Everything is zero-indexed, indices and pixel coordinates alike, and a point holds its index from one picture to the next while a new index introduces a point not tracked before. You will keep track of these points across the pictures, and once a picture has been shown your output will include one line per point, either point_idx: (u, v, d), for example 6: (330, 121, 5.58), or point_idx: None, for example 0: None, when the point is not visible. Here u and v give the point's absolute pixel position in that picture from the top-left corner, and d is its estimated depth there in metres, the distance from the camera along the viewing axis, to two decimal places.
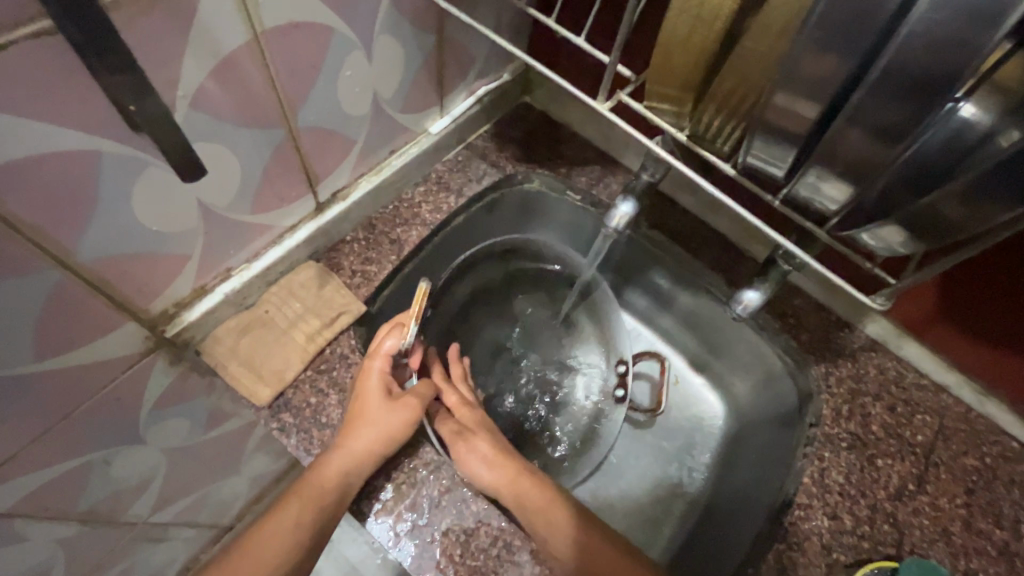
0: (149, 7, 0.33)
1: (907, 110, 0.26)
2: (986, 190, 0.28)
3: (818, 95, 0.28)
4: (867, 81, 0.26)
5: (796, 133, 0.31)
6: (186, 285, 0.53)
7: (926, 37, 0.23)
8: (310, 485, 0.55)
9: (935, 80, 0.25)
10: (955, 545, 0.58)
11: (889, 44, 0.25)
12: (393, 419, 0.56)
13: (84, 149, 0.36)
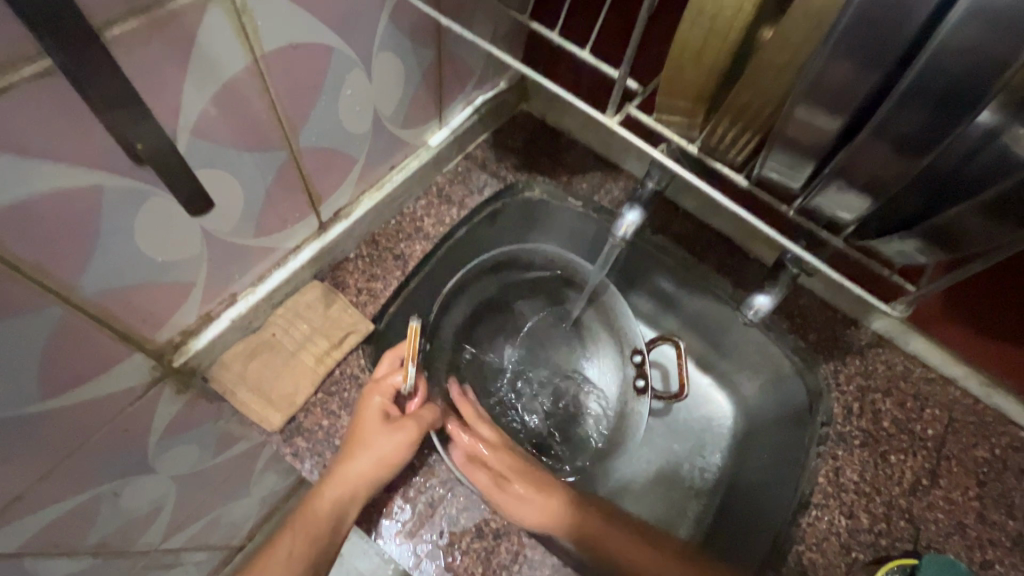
0: (151, 38, 0.32)
1: (934, 119, 0.26)
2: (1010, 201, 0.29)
3: (843, 106, 0.28)
4: (897, 91, 0.26)
5: (819, 142, 0.31)
6: (191, 312, 0.51)
7: (958, 48, 0.24)
8: (308, 512, 0.55)
9: (966, 88, 0.25)
10: (971, 538, 0.58)
11: (922, 53, 0.25)
12: (389, 444, 0.55)
13: (86, 186, 0.35)
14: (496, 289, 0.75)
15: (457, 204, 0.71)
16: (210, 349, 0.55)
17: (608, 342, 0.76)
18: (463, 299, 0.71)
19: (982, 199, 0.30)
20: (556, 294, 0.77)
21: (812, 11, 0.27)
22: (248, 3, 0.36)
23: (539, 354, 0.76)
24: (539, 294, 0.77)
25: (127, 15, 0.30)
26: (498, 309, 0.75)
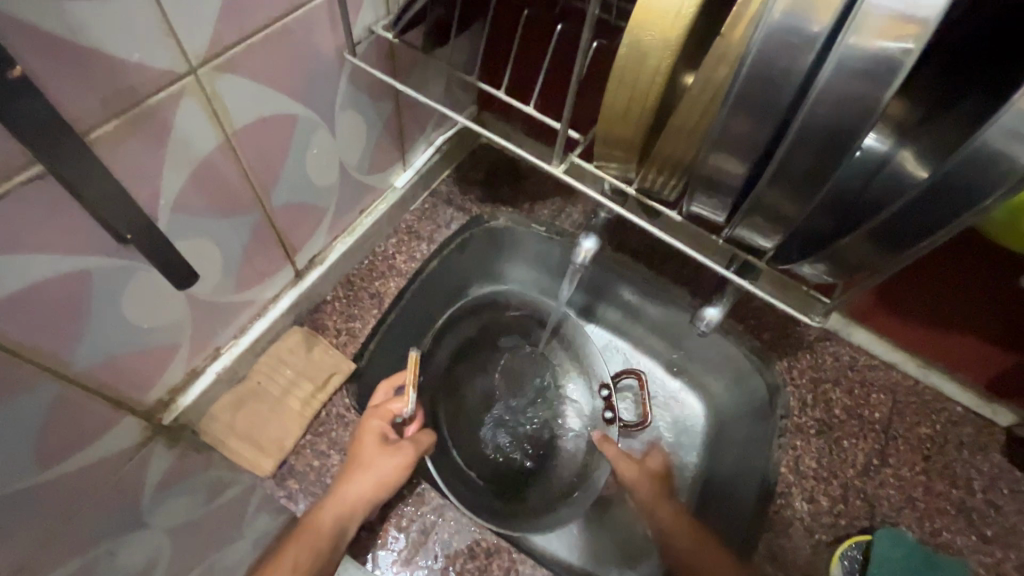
0: (129, 133, 0.35)
1: (822, 158, 0.31)
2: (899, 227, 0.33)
3: (746, 154, 0.33)
4: (791, 135, 0.31)
5: (732, 184, 0.35)
6: (178, 371, 0.54)
7: (830, 99, 0.29)
8: (303, 535, 0.53)
9: (843, 131, 0.30)
10: (920, 510, 0.64)
11: (806, 103, 0.30)
12: (387, 465, 0.57)
13: (75, 271, 0.37)
14: (472, 329, 0.79)
15: (426, 239, 0.75)
16: (198, 403, 0.57)
17: (577, 366, 0.79)
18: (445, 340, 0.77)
19: (876, 226, 0.33)
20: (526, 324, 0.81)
21: (710, 85, 0.32)
22: (218, 89, 0.39)
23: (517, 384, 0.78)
24: (510, 328, 0.81)
25: (108, 118, 0.34)
26: (474, 345, 0.79)
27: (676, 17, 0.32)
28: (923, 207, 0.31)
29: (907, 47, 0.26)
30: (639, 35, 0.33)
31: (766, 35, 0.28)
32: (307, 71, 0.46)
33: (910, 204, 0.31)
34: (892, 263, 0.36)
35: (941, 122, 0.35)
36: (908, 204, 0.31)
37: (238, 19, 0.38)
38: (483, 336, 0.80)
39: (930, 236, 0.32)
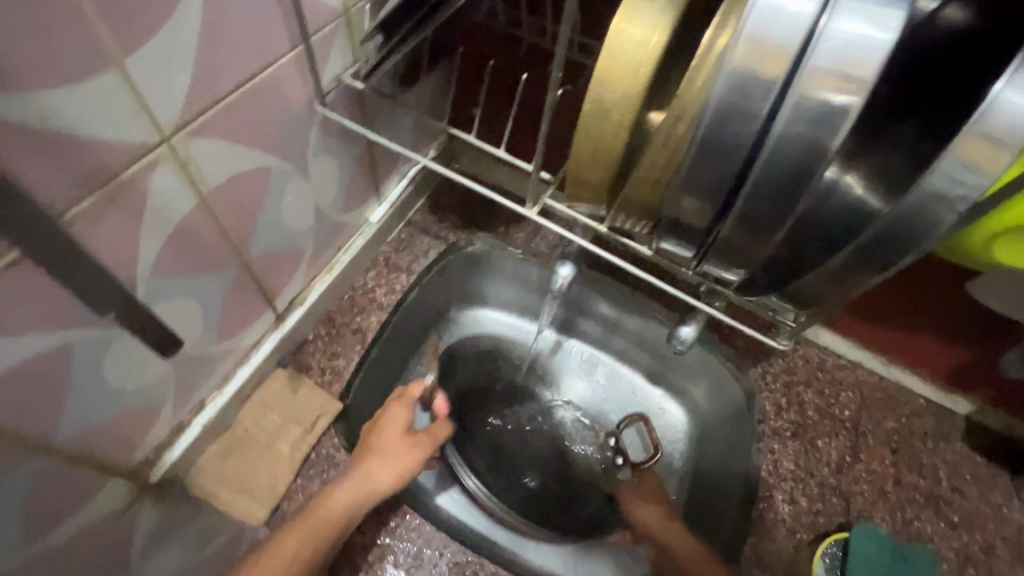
0: (106, 207, 0.35)
1: (783, 203, 0.31)
2: (864, 261, 0.32)
3: (710, 202, 0.32)
4: (750, 181, 0.31)
5: (695, 226, 0.35)
6: (163, 427, 0.53)
7: (785, 151, 0.29)
8: (313, 516, 0.52)
9: (800, 177, 0.30)
10: (892, 502, 0.68)
11: (762, 150, 0.30)
12: (406, 458, 0.56)
13: (52, 346, 0.37)
14: (479, 362, 0.82)
15: (405, 270, 0.76)
16: (186, 457, 0.57)
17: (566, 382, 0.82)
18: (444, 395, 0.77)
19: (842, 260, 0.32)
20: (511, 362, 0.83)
21: (670, 140, 0.33)
22: (193, 154, 0.40)
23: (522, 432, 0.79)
24: (507, 354, 0.83)
25: (83, 196, 0.34)
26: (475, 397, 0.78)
27: (637, 75, 0.33)
28: (887, 238, 0.30)
29: (851, 100, 0.27)
30: (604, 90, 0.34)
31: (725, 84, 0.28)
32: (277, 124, 0.47)
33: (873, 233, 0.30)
34: (848, 297, 0.36)
35: (888, 150, 0.35)
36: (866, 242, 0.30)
37: (208, 84, 0.38)
38: (487, 366, 0.82)
39: (887, 267, 0.32)
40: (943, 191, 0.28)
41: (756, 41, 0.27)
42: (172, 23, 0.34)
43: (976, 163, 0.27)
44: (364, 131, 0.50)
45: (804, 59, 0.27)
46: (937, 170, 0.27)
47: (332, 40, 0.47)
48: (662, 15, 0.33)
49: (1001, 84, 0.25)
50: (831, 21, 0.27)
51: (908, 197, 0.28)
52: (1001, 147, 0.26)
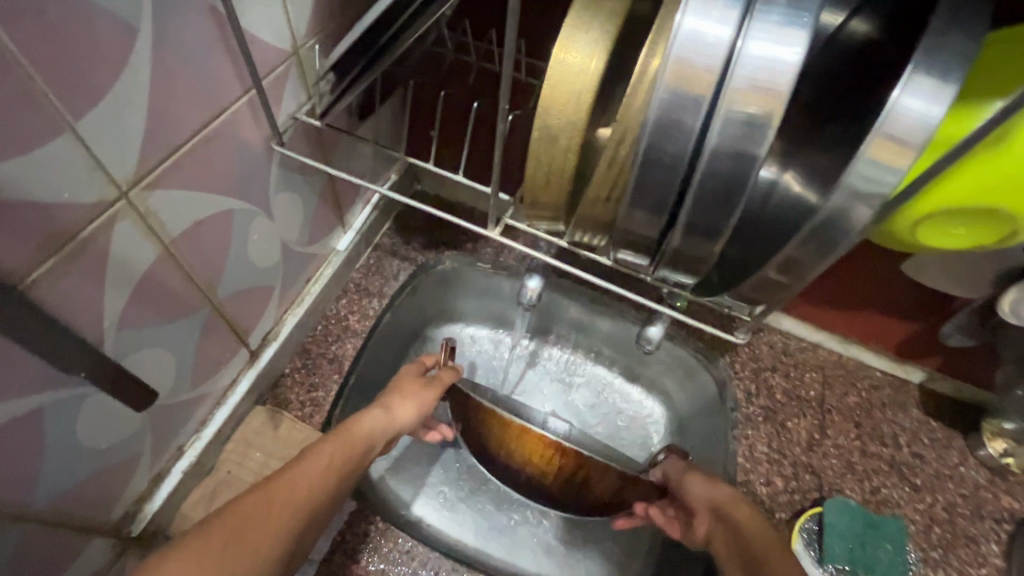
0: (68, 267, 0.35)
1: (721, 210, 0.33)
2: (800, 259, 0.33)
3: (657, 217, 0.35)
4: (691, 191, 0.32)
5: (646, 239, 0.37)
6: (142, 479, 0.52)
7: (718, 164, 0.31)
8: (340, 434, 0.49)
9: (734, 184, 0.31)
10: (860, 472, 0.71)
11: (700, 160, 0.31)
12: (427, 396, 0.58)
13: (22, 413, 0.36)
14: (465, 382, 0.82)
15: (376, 294, 0.77)
16: (167, 506, 0.55)
17: (551, 391, 0.83)
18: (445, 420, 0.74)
19: (779, 259, 0.34)
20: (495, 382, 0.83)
21: (614, 164, 0.35)
22: (152, 206, 0.40)
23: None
24: (490, 371, 0.84)
25: (43, 259, 0.34)
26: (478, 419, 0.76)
27: (578, 103, 0.35)
28: (820, 238, 0.31)
29: (772, 114, 0.29)
30: (549, 118, 0.36)
31: (660, 108, 0.30)
32: (236, 167, 0.47)
33: (805, 232, 0.31)
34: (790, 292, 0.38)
35: (816, 150, 0.38)
36: (798, 242, 0.32)
37: (163, 137, 0.39)
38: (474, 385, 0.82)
39: (824, 263, 0.33)
40: (860, 189, 0.28)
41: (683, 65, 0.29)
42: (121, 82, 0.34)
43: (886, 162, 0.27)
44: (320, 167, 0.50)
45: (727, 79, 0.29)
46: (855, 169, 0.28)
47: (284, 81, 0.48)
48: (598, 44, 0.35)
49: (898, 91, 0.26)
50: (746, 44, 0.28)
51: (830, 200, 0.29)
52: (906, 146, 0.27)
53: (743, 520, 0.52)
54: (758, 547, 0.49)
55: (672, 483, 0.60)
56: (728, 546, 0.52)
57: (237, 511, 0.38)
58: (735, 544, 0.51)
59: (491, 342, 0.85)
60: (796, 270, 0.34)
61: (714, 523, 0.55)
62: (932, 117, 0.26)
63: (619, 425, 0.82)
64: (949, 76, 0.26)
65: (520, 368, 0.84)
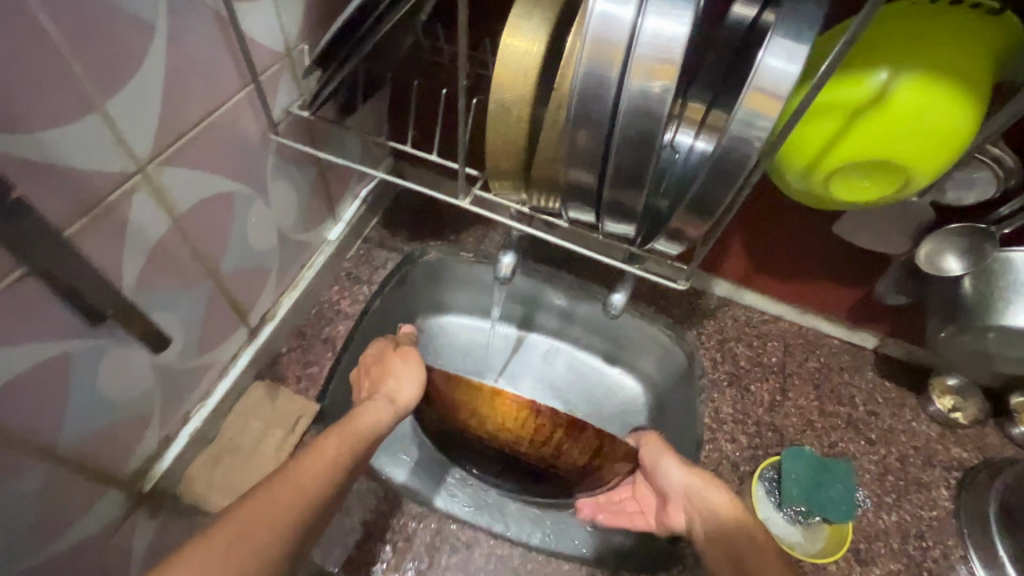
0: (95, 228, 0.41)
1: (642, 159, 0.39)
2: (710, 195, 0.39)
3: (592, 168, 0.41)
4: (615, 144, 0.39)
5: (587, 192, 0.44)
6: (153, 439, 0.58)
7: (634, 119, 0.37)
8: (344, 427, 0.54)
9: (649, 136, 0.38)
10: (818, 429, 0.76)
11: (618, 118, 0.37)
12: (416, 377, 0.64)
13: (54, 355, 0.42)
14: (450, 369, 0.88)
15: (366, 281, 0.83)
16: (174, 467, 0.60)
17: (532, 375, 0.88)
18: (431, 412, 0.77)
19: (692, 199, 0.40)
20: (479, 370, 0.88)
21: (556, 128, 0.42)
22: (164, 181, 0.46)
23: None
24: (475, 358, 0.89)
25: (76, 219, 0.40)
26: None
27: (525, 79, 0.42)
28: (721, 174, 0.37)
29: (668, 75, 0.35)
30: (502, 92, 0.43)
31: (582, 74, 0.36)
32: (236, 154, 0.54)
33: (708, 171, 0.37)
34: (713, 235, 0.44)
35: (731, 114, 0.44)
36: (703, 180, 0.38)
37: (175, 123, 0.45)
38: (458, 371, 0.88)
39: (728, 198, 0.39)
40: (745, 134, 0.35)
41: (598, 40, 0.35)
42: (141, 72, 0.41)
43: (760, 110, 0.34)
44: (312, 152, 0.57)
45: (632, 48, 0.35)
46: (735, 118, 0.35)
47: (278, 78, 0.55)
48: (538, 30, 0.42)
49: (762, 53, 0.33)
50: (644, 20, 0.35)
51: (720, 144, 0.36)
52: (774, 97, 0.33)
53: (721, 507, 0.57)
54: (738, 540, 0.54)
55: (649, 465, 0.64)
56: (704, 528, 0.57)
57: (243, 510, 0.43)
58: (714, 530, 0.56)
59: (474, 327, 0.91)
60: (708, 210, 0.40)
61: (689, 506, 0.60)
62: (791, 71, 0.33)
63: (598, 403, 0.87)
64: (802, 37, 0.33)
65: (503, 354, 0.90)
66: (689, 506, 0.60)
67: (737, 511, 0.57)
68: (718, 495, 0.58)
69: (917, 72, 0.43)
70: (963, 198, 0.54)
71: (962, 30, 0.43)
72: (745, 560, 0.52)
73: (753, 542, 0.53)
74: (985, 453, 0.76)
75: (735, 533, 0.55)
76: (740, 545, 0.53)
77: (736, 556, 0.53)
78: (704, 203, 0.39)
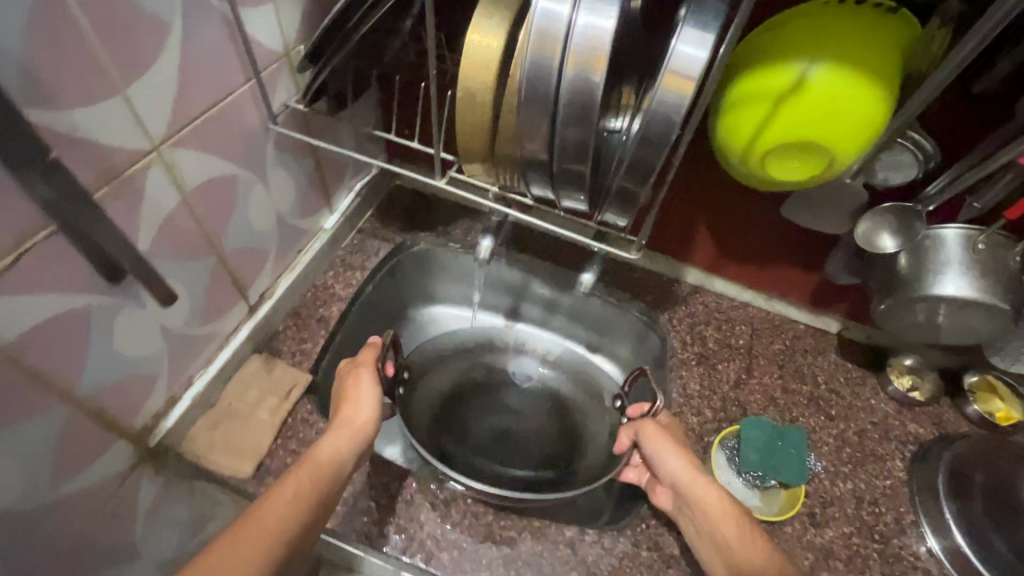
0: (113, 197, 0.48)
1: (585, 134, 0.45)
2: (643, 165, 0.45)
3: (544, 144, 0.47)
4: (560, 121, 0.45)
5: (542, 166, 0.50)
6: (158, 398, 0.63)
7: (574, 98, 0.43)
8: (303, 465, 0.56)
9: (588, 113, 0.44)
10: (781, 405, 0.81)
11: (562, 97, 0.44)
12: (369, 399, 0.62)
13: (77, 306, 0.48)
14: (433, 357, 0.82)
15: (359, 267, 0.89)
16: (177, 426, 0.66)
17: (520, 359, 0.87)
18: (420, 397, 0.78)
19: (629, 169, 0.46)
20: (465, 356, 0.85)
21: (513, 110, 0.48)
22: (175, 160, 0.53)
23: (508, 431, 0.79)
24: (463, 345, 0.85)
25: (99, 187, 0.47)
26: (452, 400, 0.80)
27: (487, 69, 0.48)
28: (649, 145, 0.43)
29: (598, 61, 0.42)
30: (468, 81, 0.49)
31: (528, 60, 0.43)
32: (239, 140, 0.60)
33: (638, 142, 0.43)
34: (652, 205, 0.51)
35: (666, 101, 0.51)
36: (634, 150, 0.44)
37: (185, 109, 0.52)
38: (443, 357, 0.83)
39: (658, 166, 0.45)
40: (667, 112, 0.41)
41: (542, 31, 0.42)
42: (158, 64, 0.48)
43: (676, 89, 0.40)
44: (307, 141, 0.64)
45: (570, 38, 0.42)
46: (655, 97, 0.41)
47: (278, 75, 0.62)
48: (499, 27, 0.48)
49: (675, 41, 0.39)
50: (577, 14, 0.41)
51: (646, 120, 0.42)
52: (687, 78, 0.40)
53: (711, 505, 0.60)
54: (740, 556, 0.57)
55: (652, 458, 0.65)
56: (694, 523, 0.61)
57: (209, 558, 0.47)
58: (706, 527, 0.60)
59: (460, 313, 0.96)
60: (644, 179, 0.46)
61: (679, 496, 0.63)
62: (700, 57, 0.39)
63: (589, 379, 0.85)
64: (710, 26, 0.39)
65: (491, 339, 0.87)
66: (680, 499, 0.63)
67: (733, 507, 0.60)
68: (714, 494, 0.61)
69: (833, 60, 0.49)
70: (892, 179, 0.59)
71: (870, 25, 0.49)
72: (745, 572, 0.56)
73: (750, 552, 0.57)
74: (941, 429, 0.80)
75: (737, 540, 0.58)
76: (732, 549, 0.58)
77: (730, 558, 0.58)
78: (641, 167, 0.45)
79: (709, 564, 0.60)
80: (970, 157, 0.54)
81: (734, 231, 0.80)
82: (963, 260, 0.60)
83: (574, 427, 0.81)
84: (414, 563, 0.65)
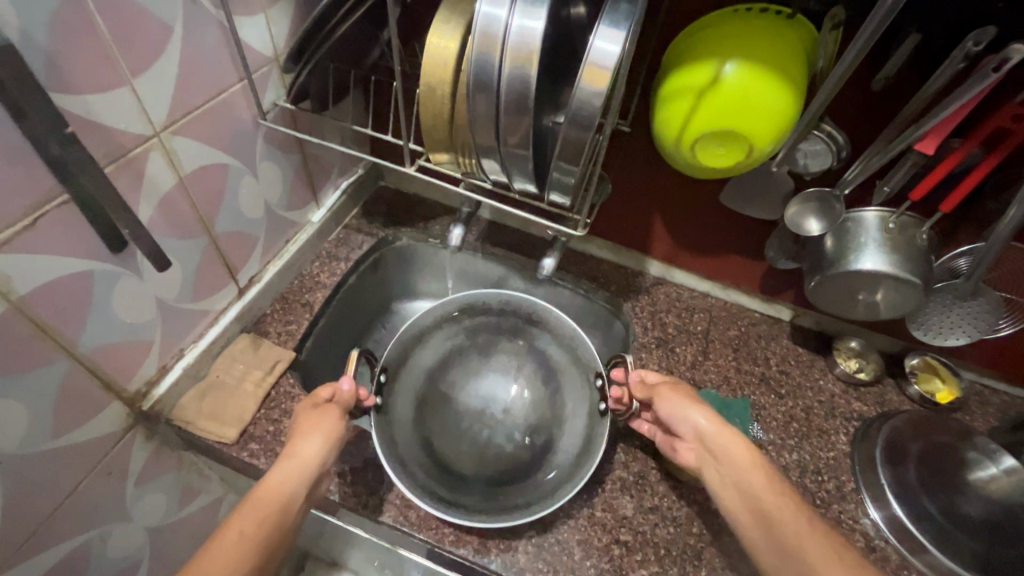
0: (118, 174, 0.55)
1: (525, 119, 0.53)
2: (575, 144, 0.52)
3: (492, 128, 0.54)
4: (504, 107, 0.52)
5: (491, 150, 0.57)
6: (152, 365, 0.69)
7: (513, 86, 0.51)
8: (248, 505, 0.56)
9: (526, 100, 0.51)
10: (733, 384, 0.87)
11: (503, 86, 0.51)
12: (320, 430, 0.64)
13: (82, 270, 0.55)
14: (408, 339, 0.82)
15: (343, 259, 0.96)
16: (168, 395, 0.71)
17: (501, 330, 0.86)
18: (405, 379, 0.80)
19: (564, 149, 0.53)
20: (442, 331, 0.85)
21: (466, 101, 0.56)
22: (173, 146, 0.60)
23: (494, 395, 0.82)
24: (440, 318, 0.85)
25: (106, 164, 0.54)
26: (436, 373, 0.83)
27: (444, 65, 0.56)
28: (577, 126, 0.50)
29: (530, 56, 0.49)
30: (428, 76, 0.57)
31: (473, 55, 0.50)
32: (231, 132, 0.68)
33: (568, 125, 0.51)
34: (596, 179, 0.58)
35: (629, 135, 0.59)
36: (566, 132, 0.51)
37: (184, 101, 0.60)
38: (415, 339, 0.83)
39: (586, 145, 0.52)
40: (588, 98, 0.49)
41: (485, 31, 0.50)
42: (161, 61, 0.56)
43: (596, 78, 0.47)
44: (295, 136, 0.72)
45: (507, 36, 0.49)
46: (578, 87, 0.48)
47: (267, 76, 0.70)
48: (454, 31, 0.56)
49: (592, 38, 0.47)
50: (512, 17, 0.49)
51: (572, 105, 0.49)
52: (603, 69, 0.47)
53: (734, 453, 0.64)
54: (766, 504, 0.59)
55: (669, 413, 0.69)
56: (719, 473, 0.64)
57: None
58: (729, 474, 0.63)
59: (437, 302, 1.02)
60: (577, 158, 0.53)
61: (702, 450, 0.67)
62: (613, 52, 0.47)
63: (574, 344, 0.81)
64: (620, 26, 0.47)
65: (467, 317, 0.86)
66: (703, 453, 0.66)
67: (756, 455, 0.63)
68: (738, 442, 0.64)
69: (742, 59, 0.56)
70: (813, 165, 0.66)
71: (771, 30, 0.57)
72: (770, 513, 0.59)
73: (775, 499, 0.60)
74: (884, 406, 0.86)
75: (763, 487, 0.61)
76: (760, 495, 0.60)
77: (757, 505, 0.60)
78: (572, 146, 0.52)
79: (733, 514, 0.62)
80: (874, 146, 0.61)
81: (685, 221, 0.87)
82: (877, 239, 0.67)
83: (558, 389, 0.81)
84: (383, 521, 0.70)
